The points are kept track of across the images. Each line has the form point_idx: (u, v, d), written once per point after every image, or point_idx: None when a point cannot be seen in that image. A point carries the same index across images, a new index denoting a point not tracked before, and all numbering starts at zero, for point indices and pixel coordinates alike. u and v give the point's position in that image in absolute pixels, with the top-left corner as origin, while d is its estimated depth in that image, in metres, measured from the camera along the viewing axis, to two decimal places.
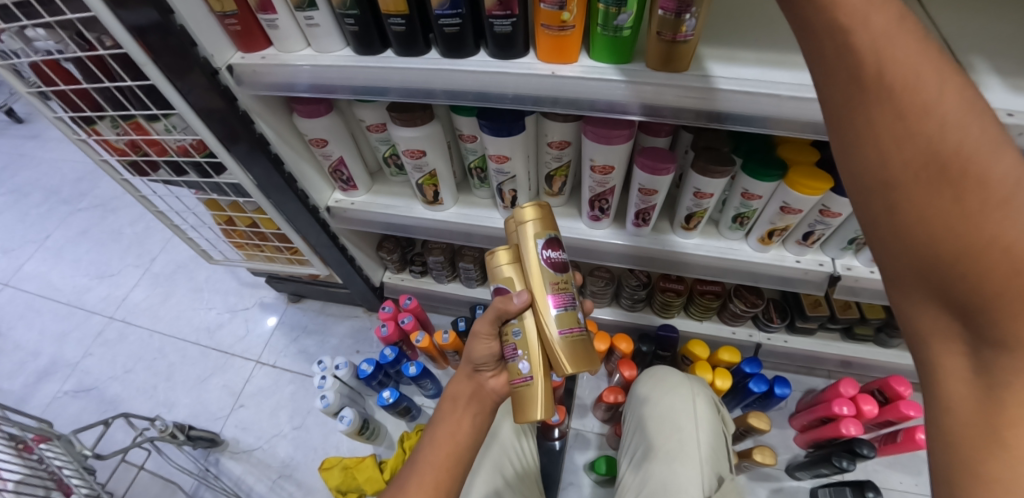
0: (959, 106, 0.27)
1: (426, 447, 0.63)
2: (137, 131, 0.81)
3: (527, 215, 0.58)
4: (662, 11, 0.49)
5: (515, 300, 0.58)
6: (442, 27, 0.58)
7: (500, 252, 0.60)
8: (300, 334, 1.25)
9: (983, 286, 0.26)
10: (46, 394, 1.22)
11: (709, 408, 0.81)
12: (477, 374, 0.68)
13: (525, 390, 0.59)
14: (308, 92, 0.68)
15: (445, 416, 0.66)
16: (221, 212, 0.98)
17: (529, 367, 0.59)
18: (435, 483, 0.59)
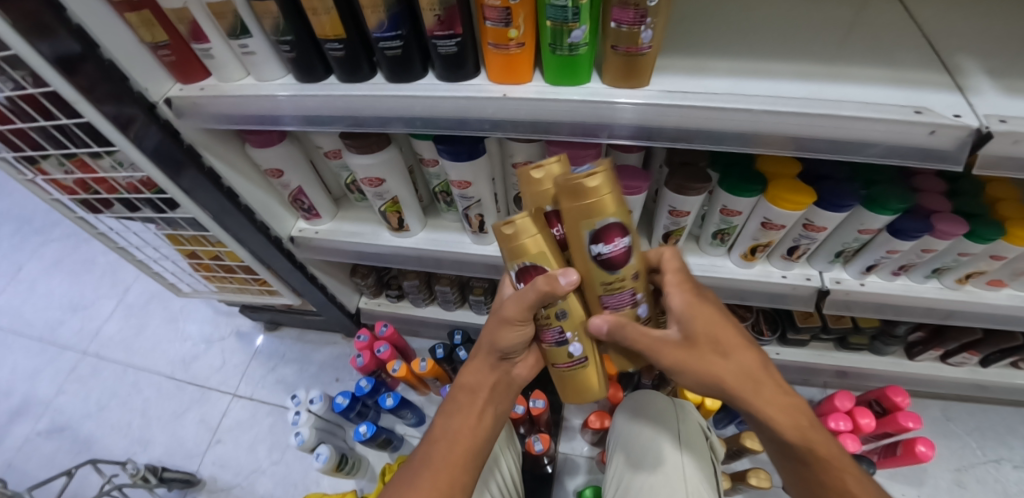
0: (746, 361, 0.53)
1: (438, 440, 0.59)
2: (82, 168, 0.76)
3: (559, 173, 0.47)
4: (617, 23, 0.46)
5: (562, 280, 0.48)
6: (383, 51, 0.53)
7: (525, 219, 0.47)
8: (278, 363, 1.20)
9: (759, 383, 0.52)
10: (18, 435, 1.17)
11: (696, 431, 0.78)
12: (500, 364, 0.62)
13: (582, 370, 0.59)
14: (292, 125, 0.62)
15: (462, 410, 0.62)
16: (183, 246, 0.94)
17: (581, 348, 0.57)
18: (449, 481, 0.56)
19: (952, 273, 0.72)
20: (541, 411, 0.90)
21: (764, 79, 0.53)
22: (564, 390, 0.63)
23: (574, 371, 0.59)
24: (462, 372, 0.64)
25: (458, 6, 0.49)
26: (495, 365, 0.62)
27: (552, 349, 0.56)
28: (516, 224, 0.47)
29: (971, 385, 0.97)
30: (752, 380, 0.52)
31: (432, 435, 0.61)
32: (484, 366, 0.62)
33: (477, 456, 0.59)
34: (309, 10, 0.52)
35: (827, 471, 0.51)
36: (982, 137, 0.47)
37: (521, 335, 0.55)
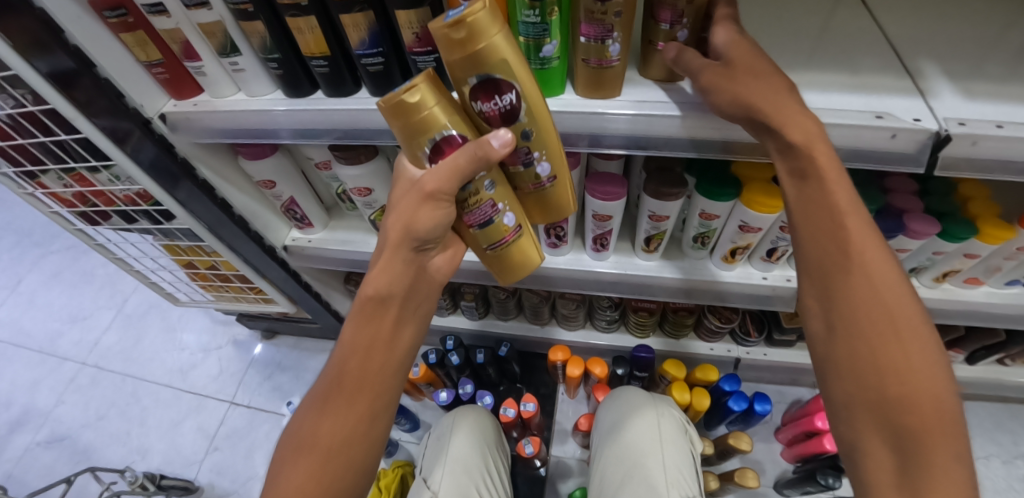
0: (882, 261, 0.41)
1: (347, 356, 0.53)
2: (81, 182, 0.79)
3: (487, 26, 0.38)
4: (584, 38, 0.48)
5: (495, 143, 0.43)
6: (366, 67, 0.56)
7: (424, 86, 0.40)
8: (275, 371, 1.22)
9: (875, 302, 0.41)
10: (18, 446, 1.19)
11: (670, 421, 0.79)
12: (416, 256, 0.53)
13: (517, 242, 0.56)
14: (292, 140, 0.65)
15: (371, 320, 0.54)
16: (179, 256, 0.96)
17: (515, 218, 0.53)
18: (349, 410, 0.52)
19: (929, 271, 0.74)
20: (531, 414, 0.92)
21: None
22: (497, 270, 0.59)
23: (511, 245, 0.55)
24: (366, 279, 0.53)
25: (434, 24, 0.51)
26: (412, 260, 0.53)
27: (484, 230, 0.52)
28: (421, 91, 0.40)
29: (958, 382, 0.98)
30: (856, 304, 0.41)
31: (340, 349, 0.54)
32: (398, 269, 0.53)
33: (394, 366, 0.55)
34: (294, 28, 0.54)
35: (914, 438, 0.37)
36: (941, 140, 0.48)
37: (446, 215, 0.48)
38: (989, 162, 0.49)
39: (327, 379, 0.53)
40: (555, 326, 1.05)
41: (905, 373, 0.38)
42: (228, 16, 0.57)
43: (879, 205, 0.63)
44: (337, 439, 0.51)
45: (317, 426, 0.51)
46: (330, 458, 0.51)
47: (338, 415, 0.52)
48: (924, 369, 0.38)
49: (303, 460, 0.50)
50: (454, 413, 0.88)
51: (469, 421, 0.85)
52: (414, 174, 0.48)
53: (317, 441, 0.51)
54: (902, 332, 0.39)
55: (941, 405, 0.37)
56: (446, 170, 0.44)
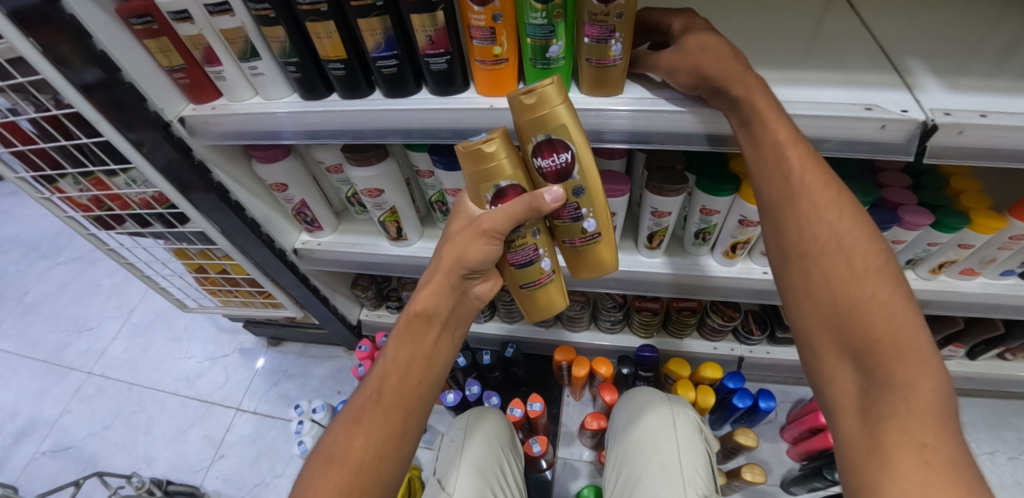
0: (823, 189, 0.47)
1: (388, 372, 0.56)
2: (98, 187, 0.81)
3: (553, 97, 0.47)
4: (587, 38, 0.51)
5: (548, 198, 0.51)
6: (380, 69, 0.59)
7: (497, 140, 0.48)
8: (281, 378, 1.23)
9: (818, 226, 0.46)
10: (23, 455, 1.19)
11: (689, 420, 0.80)
12: (460, 283, 0.58)
13: (547, 287, 0.62)
14: (294, 139, 0.68)
15: (413, 339, 0.57)
16: (191, 260, 0.98)
17: (550, 264, 0.60)
18: (383, 423, 0.54)
19: (925, 263, 0.76)
20: (538, 414, 0.92)
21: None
22: (526, 310, 0.65)
23: (541, 288, 0.62)
24: (413, 299, 0.58)
25: (446, 27, 0.54)
26: (456, 287, 0.58)
27: (523, 270, 0.59)
28: (496, 143, 0.48)
29: (959, 378, 0.99)
30: (805, 230, 0.47)
31: (381, 365, 0.57)
32: (445, 292, 0.57)
33: (430, 383, 0.58)
34: (313, 34, 0.57)
35: (872, 346, 0.41)
36: (928, 130, 0.51)
37: (495, 251, 0.54)
38: (976, 150, 0.52)
39: (365, 395, 0.56)
40: (559, 328, 1.06)
41: (857, 293, 0.43)
42: (249, 23, 0.60)
43: (874, 197, 0.66)
44: (367, 454, 0.53)
45: (348, 441, 0.53)
46: (359, 472, 0.52)
47: (372, 428, 0.54)
48: (876, 288, 0.42)
49: (333, 474, 0.52)
50: (468, 416, 0.89)
51: (490, 429, 0.86)
52: (474, 211, 0.55)
53: (348, 456, 0.53)
54: (849, 257, 0.44)
55: (896, 318, 0.41)
56: (504, 212, 0.50)
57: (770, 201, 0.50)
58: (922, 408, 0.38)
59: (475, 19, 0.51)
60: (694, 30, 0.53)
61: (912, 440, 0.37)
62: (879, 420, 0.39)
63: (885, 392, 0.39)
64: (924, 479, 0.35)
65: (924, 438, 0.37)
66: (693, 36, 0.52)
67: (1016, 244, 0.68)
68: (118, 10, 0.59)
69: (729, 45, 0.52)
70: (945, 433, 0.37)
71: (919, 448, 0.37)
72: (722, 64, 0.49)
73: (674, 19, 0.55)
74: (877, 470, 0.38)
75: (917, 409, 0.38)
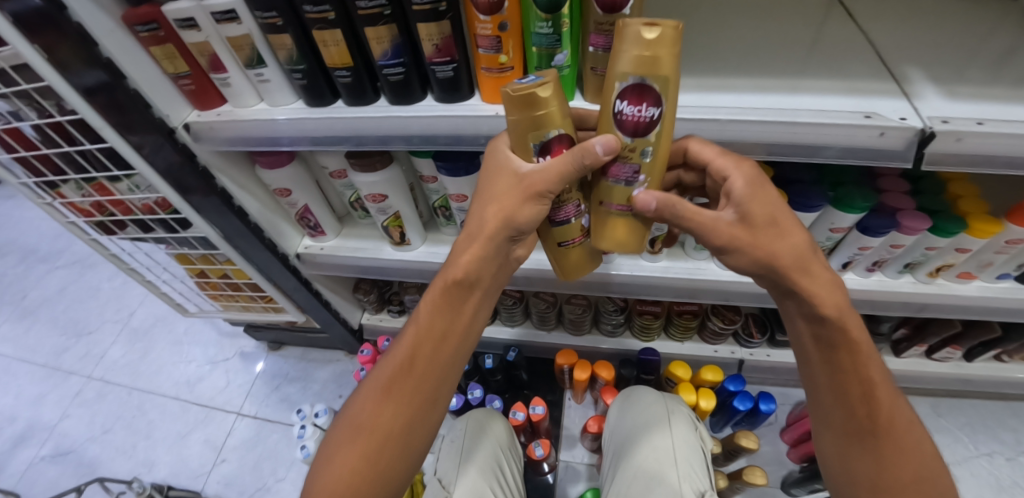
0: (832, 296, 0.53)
1: (421, 339, 0.56)
2: (101, 192, 0.81)
3: (666, 41, 0.41)
4: (592, 47, 0.52)
5: (598, 148, 0.46)
6: (387, 76, 0.59)
7: (551, 86, 0.44)
8: (282, 382, 1.23)
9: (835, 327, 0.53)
10: (23, 460, 1.18)
11: (687, 421, 0.80)
12: (502, 248, 0.56)
13: (583, 247, 0.61)
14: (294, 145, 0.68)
15: (451, 307, 0.57)
16: (193, 265, 0.98)
17: (588, 222, 0.59)
18: (412, 392, 0.56)
19: (923, 267, 0.77)
20: (540, 417, 0.93)
21: (728, 94, 0.59)
22: (560, 267, 0.63)
23: (579, 247, 0.60)
24: (455, 264, 0.56)
25: (453, 36, 0.55)
26: (500, 250, 0.56)
27: (562, 227, 0.57)
28: (548, 88, 0.44)
29: (955, 380, 1.01)
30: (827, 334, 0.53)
31: (412, 332, 0.57)
32: (485, 259, 0.56)
33: (461, 351, 0.59)
34: (320, 42, 0.58)
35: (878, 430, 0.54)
36: (927, 137, 0.52)
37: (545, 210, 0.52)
38: (973, 157, 0.53)
39: (395, 360, 0.57)
40: (560, 331, 1.07)
41: (899, 447, 0.54)
42: (255, 30, 0.60)
43: (873, 203, 0.67)
44: (397, 422, 0.55)
45: (378, 410, 0.55)
46: (387, 438, 0.55)
47: (402, 398, 0.55)
48: (914, 457, 0.54)
49: (362, 442, 0.54)
50: (470, 418, 0.89)
51: (489, 431, 0.86)
52: (520, 167, 0.50)
53: (377, 424, 0.55)
54: (887, 407, 0.54)
55: (922, 466, 0.54)
56: (554, 168, 0.48)
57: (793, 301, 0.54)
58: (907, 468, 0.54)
59: (481, 28, 0.52)
60: None
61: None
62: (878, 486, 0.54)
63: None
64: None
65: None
66: None
67: (1013, 248, 0.69)
68: (124, 17, 0.60)
69: None
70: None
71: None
72: None
73: None
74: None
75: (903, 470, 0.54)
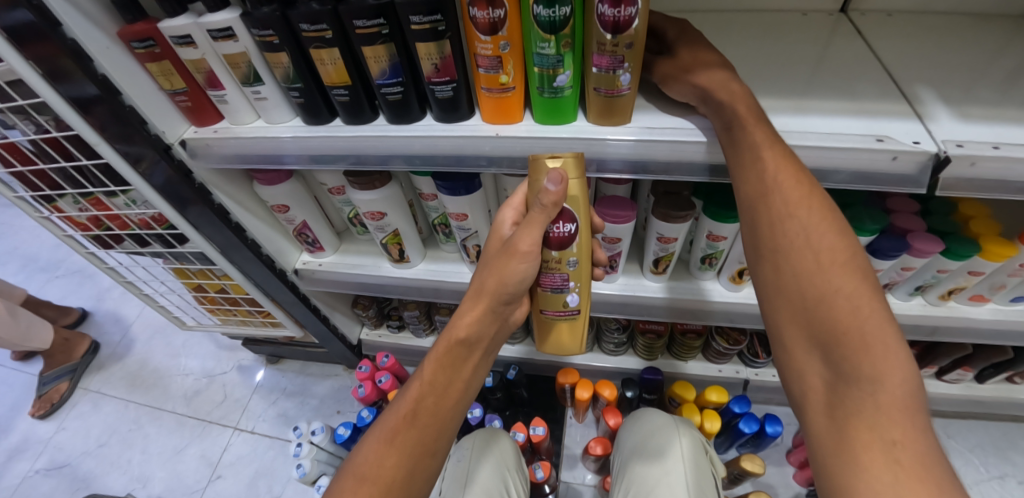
0: (780, 163, 0.47)
1: (423, 393, 0.55)
2: (98, 206, 0.81)
3: None
4: (597, 68, 0.51)
5: (549, 186, 0.49)
6: (385, 96, 0.58)
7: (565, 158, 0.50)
8: (279, 397, 1.21)
9: (778, 206, 0.46)
10: (17, 473, 1.17)
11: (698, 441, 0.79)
12: (503, 308, 0.57)
13: (568, 321, 0.61)
14: (299, 161, 0.67)
15: (453, 365, 0.56)
16: (190, 280, 0.97)
17: (577, 300, 0.59)
18: (414, 444, 0.53)
19: (934, 289, 0.75)
20: (541, 438, 0.90)
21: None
22: (538, 335, 0.64)
23: (560, 322, 0.61)
24: (455, 324, 0.56)
25: (452, 56, 0.54)
26: (499, 313, 0.56)
27: (550, 295, 0.58)
28: (563, 161, 0.50)
29: (967, 402, 0.98)
30: (762, 209, 0.47)
31: (416, 385, 0.56)
32: (487, 316, 0.56)
33: (463, 403, 0.57)
34: (317, 60, 0.57)
35: (836, 336, 0.41)
36: (941, 162, 0.50)
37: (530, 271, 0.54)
38: (990, 182, 0.51)
39: (399, 412, 0.54)
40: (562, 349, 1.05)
41: (855, 323, 0.41)
42: (252, 48, 0.59)
43: (882, 225, 0.65)
44: (398, 473, 0.52)
45: (380, 460, 0.52)
46: (388, 490, 0.51)
47: (404, 450, 0.53)
48: (843, 292, 0.42)
49: (363, 493, 0.50)
50: (478, 436, 0.87)
51: (499, 451, 0.84)
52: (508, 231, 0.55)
53: (379, 474, 0.51)
54: (809, 235, 0.45)
55: (861, 311, 0.41)
56: (531, 224, 0.52)
57: (744, 195, 0.49)
58: (891, 402, 0.38)
59: (481, 48, 0.51)
60: (699, 64, 0.52)
61: (880, 434, 0.38)
62: (845, 416, 0.40)
63: (853, 387, 0.40)
64: (894, 479, 0.36)
65: (892, 435, 0.37)
66: (706, 70, 0.51)
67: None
68: (120, 33, 0.59)
69: (740, 78, 0.51)
70: (914, 429, 0.37)
71: (888, 446, 0.37)
72: (733, 98, 0.49)
73: (681, 51, 0.55)
74: (839, 457, 0.39)
75: (884, 404, 0.38)
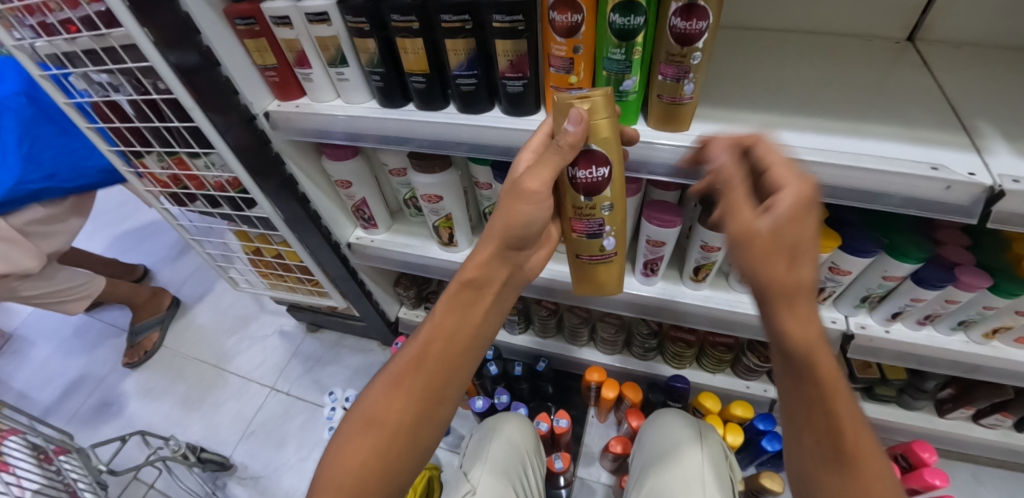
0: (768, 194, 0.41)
1: (433, 337, 0.57)
2: (180, 166, 0.88)
3: None
4: (662, 76, 0.54)
5: (570, 128, 0.50)
6: (459, 86, 0.62)
7: (595, 99, 0.49)
8: (315, 364, 1.27)
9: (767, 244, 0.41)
10: (72, 406, 1.27)
11: (717, 445, 0.80)
12: (511, 254, 0.59)
13: (605, 264, 0.67)
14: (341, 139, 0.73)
15: (464, 307, 0.58)
16: (249, 243, 1.04)
17: (612, 244, 0.64)
18: (422, 387, 0.55)
19: (978, 326, 0.74)
20: (563, 430, 0.93)
21: (789, 130, 0.59)
22: (576, 277, 0.71)
23: (597, 265, 0.67)
24: (464, 269, 0.58)
25: (527, 54, 0.57)
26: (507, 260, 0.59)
27: (586, 240, 0.63)
28: (593, 102, 0.49)
29: (1004, 450, 0.95)
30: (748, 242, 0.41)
31: (426, 329, 0.58)
32: (498, 258, 0.58)
33: (472, 350, 0.59)
34: (401, 49, 0.61)
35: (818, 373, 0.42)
36: (995, 195, 0.51)
37: (538, 213, 0.56)
38: None
39: (408, 356, 0.57)
40: (591, 349, 1.07)
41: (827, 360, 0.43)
42: (343, 33, 0.65)
43: (925, 256, 0.66)
44: (405, 417, 0.54)
45: (390, 402, 0.54)
46: (396, 435, 0.54)
47: (411, 394, 0.55)
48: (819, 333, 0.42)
49: (371, 434, 0.53)
50: (500, 418, 0.91)
51: (521, 434, 0.88)
52: (516, 174, 0.55)
53: (387, 418, 0.54)
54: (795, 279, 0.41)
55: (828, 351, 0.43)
56: (545, 166, 0.53)
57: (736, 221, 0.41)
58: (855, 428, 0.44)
59: (556, 49, 0.55)
60: None
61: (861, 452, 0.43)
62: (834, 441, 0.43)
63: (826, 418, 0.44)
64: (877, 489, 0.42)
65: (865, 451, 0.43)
66: None
67: None
68: (226, 11, 0.65)
69: None
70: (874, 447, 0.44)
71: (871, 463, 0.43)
72: None
73: None
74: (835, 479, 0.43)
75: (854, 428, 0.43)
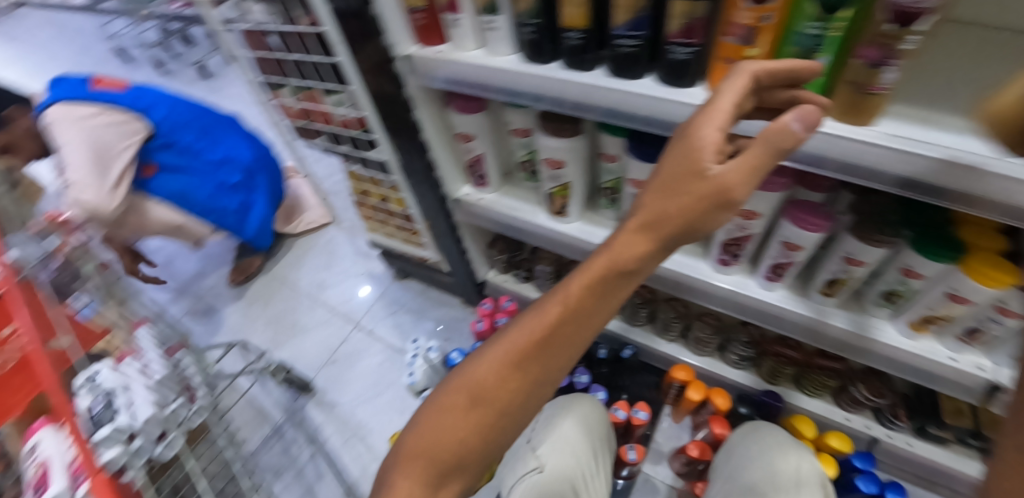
0: None
1: (561, 321, 0.47)
2: (312, 100, 0.92)
3: None
4: (861, 59, 0.45)
5: (794, 125, 0.37)
6: (617, 47, 0.59)
7: None
8: (399, 310, 1.33)
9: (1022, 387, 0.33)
10: (189, 306, 1.44)
11: (810, 473, 0.73)
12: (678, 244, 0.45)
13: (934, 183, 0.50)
14: (487, 91, 0.72)
15: (605, 296, 0.46)
16: (360, 183, 1.08)
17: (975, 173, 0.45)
18: (539, 371, 0.48)
19: None
20: (642, 422, 0.90)
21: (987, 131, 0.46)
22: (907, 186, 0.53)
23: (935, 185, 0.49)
24: (617, 253, 0.45)
25: (704, 20, 0.53)
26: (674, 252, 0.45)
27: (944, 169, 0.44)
28: None
29: None
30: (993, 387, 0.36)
31: (554, 311, 0.47)
32: (660, 252, 0.44)
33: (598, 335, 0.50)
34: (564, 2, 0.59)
35: None
36: None
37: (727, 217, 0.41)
38: None
39: (527, 335, 0.47)
40: (680, 345, 1.02)
41: None
42: None
43: None
44: (515, 399, 0.47)
45: (498, 384, 0.47)
46: (503, 415, 0.47)
47: (526, 376, 0.47)
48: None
49: (477, 414, 0.47)
50: (571, 398, 0.90)
51: (594, 419, 0.86)
52: (705, 156, 0.40)
53: (496, 398, 0.47)
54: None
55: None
56: (747, 167, 0.38)
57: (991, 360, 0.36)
58: None
59: (741, 16, 0.49)
60: None
61: None
62: None
63: None
64: None
65: None
66: None
67: None
68: None
69: None
70: None
71: None
72: None
73: None
74: None
75: None
